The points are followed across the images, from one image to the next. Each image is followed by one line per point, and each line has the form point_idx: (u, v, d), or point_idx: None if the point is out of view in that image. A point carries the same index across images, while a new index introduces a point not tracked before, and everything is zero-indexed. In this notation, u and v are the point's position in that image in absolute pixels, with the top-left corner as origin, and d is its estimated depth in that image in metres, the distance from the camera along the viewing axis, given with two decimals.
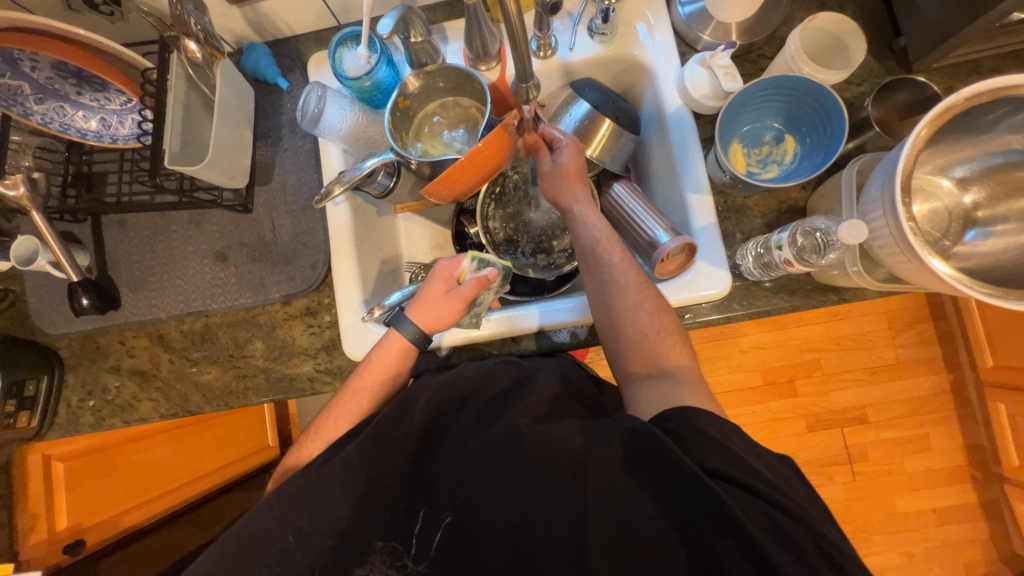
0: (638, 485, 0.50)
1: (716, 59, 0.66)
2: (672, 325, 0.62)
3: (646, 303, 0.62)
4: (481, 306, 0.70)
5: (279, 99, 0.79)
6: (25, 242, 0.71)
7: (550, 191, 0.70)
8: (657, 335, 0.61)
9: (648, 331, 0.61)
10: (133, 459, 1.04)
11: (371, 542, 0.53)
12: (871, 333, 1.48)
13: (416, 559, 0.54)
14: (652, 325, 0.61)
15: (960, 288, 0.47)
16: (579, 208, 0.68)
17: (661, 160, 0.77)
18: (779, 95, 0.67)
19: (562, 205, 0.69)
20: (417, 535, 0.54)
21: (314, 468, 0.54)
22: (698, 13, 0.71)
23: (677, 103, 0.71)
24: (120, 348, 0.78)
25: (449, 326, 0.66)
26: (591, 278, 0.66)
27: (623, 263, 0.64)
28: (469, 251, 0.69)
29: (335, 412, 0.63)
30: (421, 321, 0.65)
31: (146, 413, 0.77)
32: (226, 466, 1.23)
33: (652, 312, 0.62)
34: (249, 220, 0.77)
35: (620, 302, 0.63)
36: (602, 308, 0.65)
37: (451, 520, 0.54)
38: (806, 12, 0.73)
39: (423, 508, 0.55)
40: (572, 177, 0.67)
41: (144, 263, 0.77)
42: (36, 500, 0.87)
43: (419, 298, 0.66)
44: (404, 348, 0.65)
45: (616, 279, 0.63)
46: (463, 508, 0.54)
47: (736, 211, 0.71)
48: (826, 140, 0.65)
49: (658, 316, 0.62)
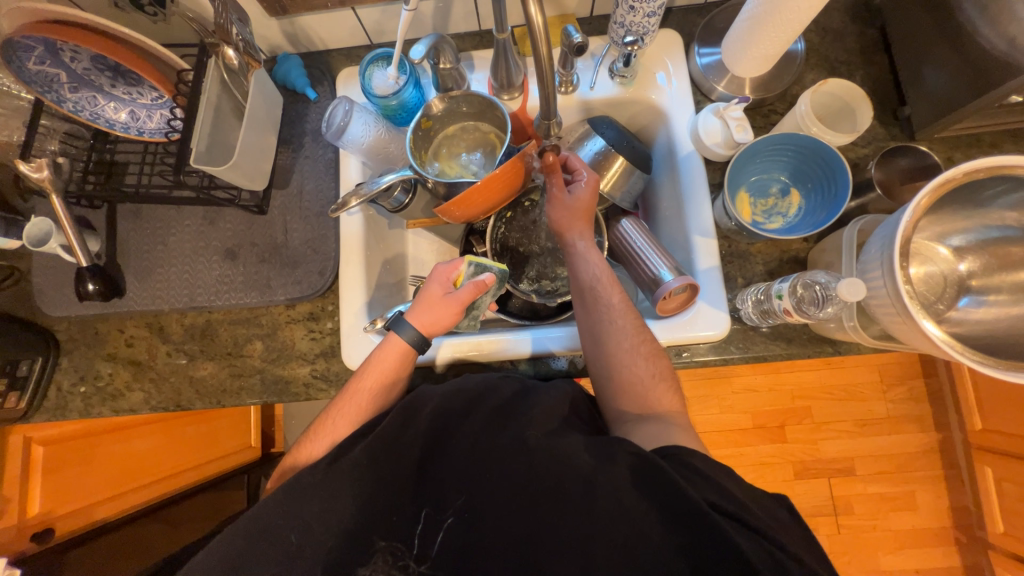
0: (647, 511, 0.49)
1: (730, 110, 0.69)
2: (666, 371, 0.64)
3: (642, 346, 0.64)
4: (478, 310, 0.73)
5: (306, 108, 0.81)
6: (40, 223, 0.72)
7: (560, 219, 0.70)
8: (651, 379, 0.62)
9: (642, 374, 0.63)
10: (111, 450, 1.03)
11: (371, 540, 0.52)
12: (862, 385, 1.49)
13: (417, 560, 0.52)
14: (647, 368, 0.63)
15: (952, 352, 0.48)
16: (583, 246, 0.69)
17: (669, 200, 0.79)
18: (787, 151, 0.69)
19: (565, 240, 0.70)
20: (419, 534, 0.53)
21: (323, 466, 0.53)
22: (714, 66, 0.75)
23: (688, 148, 0.74)
24: (119, 336, 0.78)
25: (445, 328, 0.67)
26: (585, 315, 0.67)
27: (621, 305, 0.66)
28: (466, 255, 0.70)
29: (336, 413, 0.63)
30: (420, 323, 0.65)
31: (136, 404, 0.76)
32: (179, 474, 1.18)
33: (646, 354, 0.63)
34: (263, 221, 0.78)
35: (616, 342, 0.64)
36: (596, 347, 0.65)
37: (452, 521, 0.53)
38: (817, 74, 0.76)
39: (425, 508, 0.54)
40: (581, 214, 0.69)
41: (154, 254, 0.79)
42: (11, 484, 0.85)
43: (417, 301, 0.67)
44: (405, 350, 0.65)
45: (614, 319, 0.65)
46: (465, 513, 0.53)
47: (739, 256, 0.72)
48: (830, 197, 0.66)
49: (652, 360, 0.63)
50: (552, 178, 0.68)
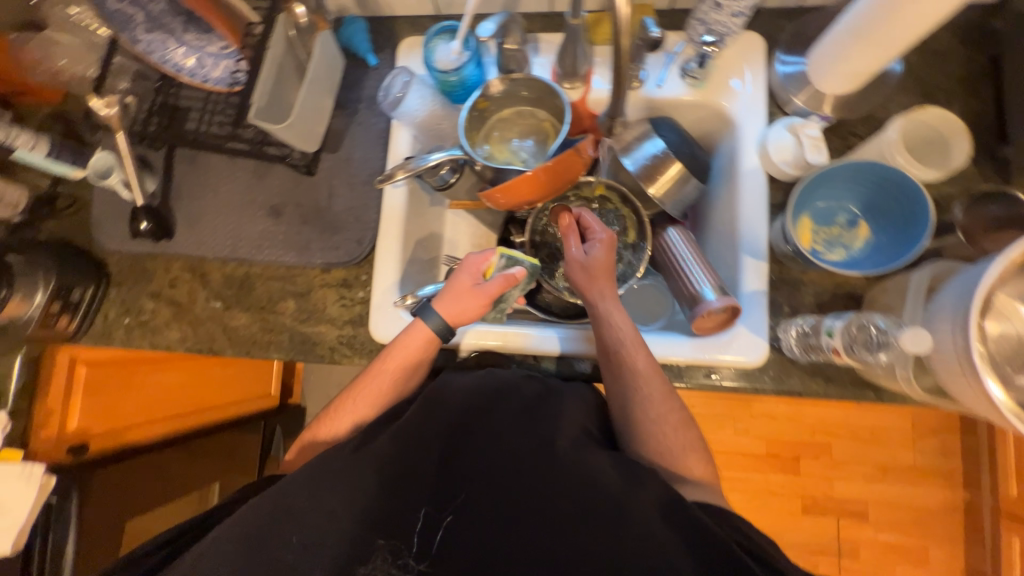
0: (656, 534, 0.48)
1: (806, 128, 0.66)
2: (695, 441, 0.62)
3: (671, 416, 0.62)
4: (506, 303, 0.72)
5: (364, 74, 0.81)
6: (104, 158, 0.76)
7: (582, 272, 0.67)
8: (680, 450, 0.61)
9: (670, 445, 0.61)
10: (143, 380, 1.09)
11: (371, 538, 0.51)
12: (890, 431, 1.42)
13: (417, 559, 0.51)
14: (676, 439, 0.61)
15: (1014, 420, 0.45)
16: (604, 306, 0.65)
17: (722, 214, 0.76)
18: (868, 180, 0.63)
19: (586, 300, 0.66)
20: (418, 533, 0.53)
21: (347, 455, 0.56)
22: (796, 76, 0.70)
23: (753, 162, 0.70)
24: (164, 276, 0.81)
25: (469, 320, 0.67)
26: (611, 380, 0.64)
27: (648, 371, 0.62)
28: (499, 247, 0.68)
29: (353, 397, 0.66)
30: (446, 313, 0.65)
31: (173, 343, 0.80)
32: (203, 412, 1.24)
33: (675, 424, 0.62)
34: (310, 183, 0.79)
35: (643, 411, 0.62)
36: (623, 414, 0.63)
37: (451, 520, 0.53)
38: (910, 98, 0.70)
39: (424, 507, 0.54)
40: (602, 271, 0.66)
41: (204, 201, 0.81)
42: (54, 397, 0.91)
43: (445, 289, 0.66)
44: (431, 338, 0.65)
45: (641, 388, 0.62)
46: (465, 509, 0.54)
47: (789, 284, 0.68)
48: (906, 237, 0.61)
49: (682, 431, 0.62)
50: (570, 239, 0.68)
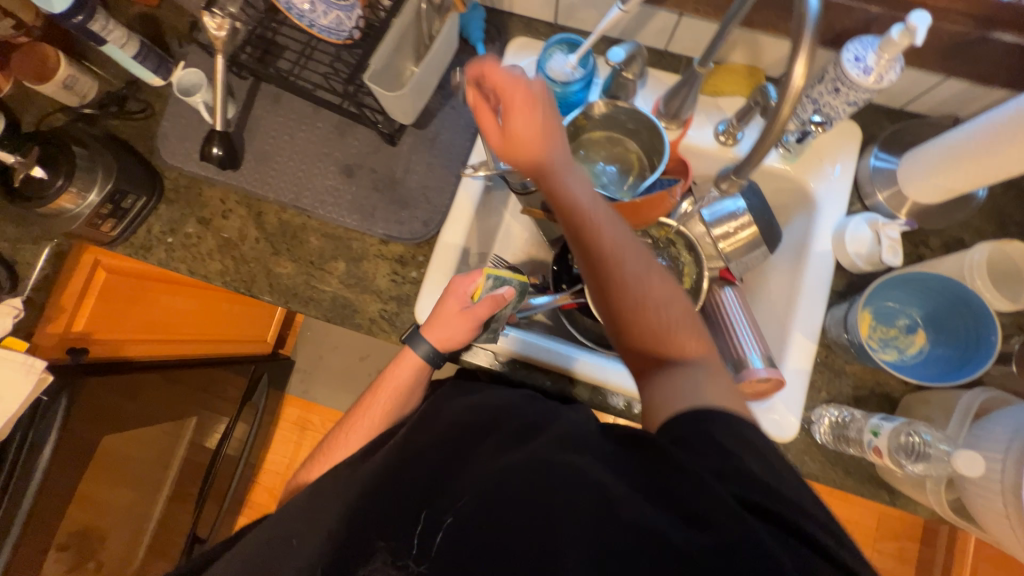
0: None
1: (887, 228, 0.68)
2: (695, 324, 0.56)
3: (668, 305, 0.54)
4: (498, 322, 0.71)
5: (469, 60, 0.80)
6: (190, 75, 0.74)
7: (524, 144, 0.55)
8: (686, 340, 0.54)
9: (673, 340, 0.54)
10: (156, 298, 1.07)
11: (371, 539, 0.48)
12: (856, 526, 1.44)
13: (416, 560, 0.46)
14: (678, 333, 0.54)
15: None
16: (573, 184, 0.56)
17: (779, 287, 0.77)
18: (938, 292, 0.64)
19: (535, 180, 0.57)
20: (418, 535, 0.47)
21: (347, 470, 0.57)
22: (885, 173, 0.72)
23: (826, 246, 0.72)
24: (218, 205, 0.80)
25: (459, 343, 0.67)
26: (597, 286, 0.56)
27: (633, 259, 0.55)
28: (486, 267, 0.67)
29: (348, 431, 0.66)
30: (435, 338, 0.66)
31: (211, 274, 0.78)
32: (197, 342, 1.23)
33: (672, 311, 0.54)
34: (389, 152, 0.78)
35: (636, 310, 0.54)
36: (617, 325, 0.56)
37: (452, 521, 0.46)
38: (984, 224, 0.72)
39: (424, 509, 0.48)
40: (546, 139, 0.55)
41: (278, 142, 0.80)
42: (70, 294, 0.88)
43: (434, 317, 0.67)
44: (421, 364, 0.67)
45: (627, 278, 0.54)
46: (466, 510, 0.46)
47: (832, 370, 0.70)
48: (964, 357, 0.62)
49: (682, 321, 0.55)
50: (492, 119, 0.57)
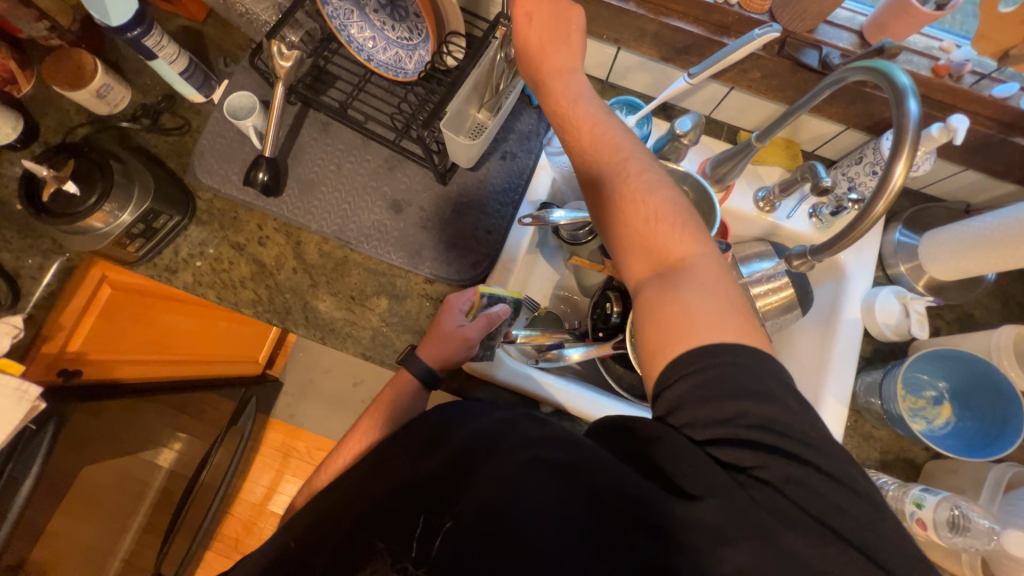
0: None
1: (914, 302, 0.71)
2: (692, 231, 0.50)
3: (661, 200, 0.51)
4: (495, 338, 0.70)
5: (522, 108, 0.82)
6: (243, 98, 0.72)
7: (539, 47, 0.58)
8: (669, 234, 0.50)
9: (663, 236, 0.50)
10: (155, 315, 0.99)
11: (371, 541, 0.44)
12: None
13: (416, 564, 0.42)
14: (668, 231, 0.50)
15: None
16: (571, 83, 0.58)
17: (808, 348, 0.81)
18: (964, 367, 0.68)
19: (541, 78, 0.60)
20: (417, 536, 0.43)
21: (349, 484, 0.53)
22: (909, 249, 0.77)
23: (855, 314, 0.76)
24: (255, 230, 0.77)
25: (456, 362, 0.66)
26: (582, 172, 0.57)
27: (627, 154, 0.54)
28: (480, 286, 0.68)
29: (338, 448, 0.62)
30: (429, 356, 0.65)
31: (242, 303, 0.74)
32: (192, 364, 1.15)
33: (668, 209, 0.51)
34: (439, 191, 0.78)
35: (623, 199, 0.52)
36: (601, 212, 0.55)
37: (451, 525, 0.42)
38: (993, 304, 0.79)
39: (422, 511, 0.44)
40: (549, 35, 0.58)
41: (324, 171, 0.78)
42: (70, 311, 0.80)
43: (430, 335, 0.66)
44: (416, 386, 0.64)
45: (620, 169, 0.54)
46: (465, 513, 0.42)
47: (861, 435, 0.73)
48: (991, 431, 0.65)
49: (681, 224, 0.50)
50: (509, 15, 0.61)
